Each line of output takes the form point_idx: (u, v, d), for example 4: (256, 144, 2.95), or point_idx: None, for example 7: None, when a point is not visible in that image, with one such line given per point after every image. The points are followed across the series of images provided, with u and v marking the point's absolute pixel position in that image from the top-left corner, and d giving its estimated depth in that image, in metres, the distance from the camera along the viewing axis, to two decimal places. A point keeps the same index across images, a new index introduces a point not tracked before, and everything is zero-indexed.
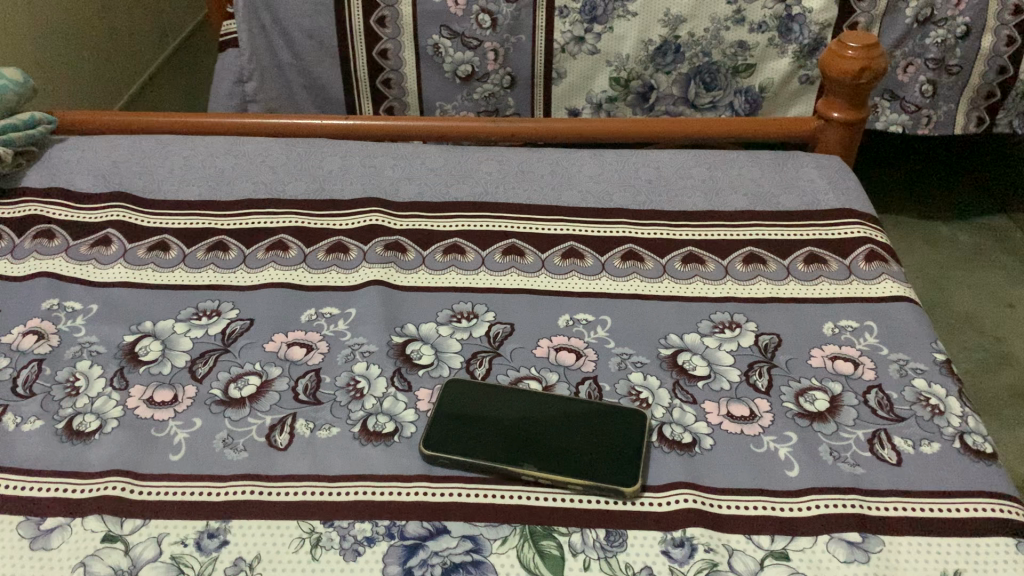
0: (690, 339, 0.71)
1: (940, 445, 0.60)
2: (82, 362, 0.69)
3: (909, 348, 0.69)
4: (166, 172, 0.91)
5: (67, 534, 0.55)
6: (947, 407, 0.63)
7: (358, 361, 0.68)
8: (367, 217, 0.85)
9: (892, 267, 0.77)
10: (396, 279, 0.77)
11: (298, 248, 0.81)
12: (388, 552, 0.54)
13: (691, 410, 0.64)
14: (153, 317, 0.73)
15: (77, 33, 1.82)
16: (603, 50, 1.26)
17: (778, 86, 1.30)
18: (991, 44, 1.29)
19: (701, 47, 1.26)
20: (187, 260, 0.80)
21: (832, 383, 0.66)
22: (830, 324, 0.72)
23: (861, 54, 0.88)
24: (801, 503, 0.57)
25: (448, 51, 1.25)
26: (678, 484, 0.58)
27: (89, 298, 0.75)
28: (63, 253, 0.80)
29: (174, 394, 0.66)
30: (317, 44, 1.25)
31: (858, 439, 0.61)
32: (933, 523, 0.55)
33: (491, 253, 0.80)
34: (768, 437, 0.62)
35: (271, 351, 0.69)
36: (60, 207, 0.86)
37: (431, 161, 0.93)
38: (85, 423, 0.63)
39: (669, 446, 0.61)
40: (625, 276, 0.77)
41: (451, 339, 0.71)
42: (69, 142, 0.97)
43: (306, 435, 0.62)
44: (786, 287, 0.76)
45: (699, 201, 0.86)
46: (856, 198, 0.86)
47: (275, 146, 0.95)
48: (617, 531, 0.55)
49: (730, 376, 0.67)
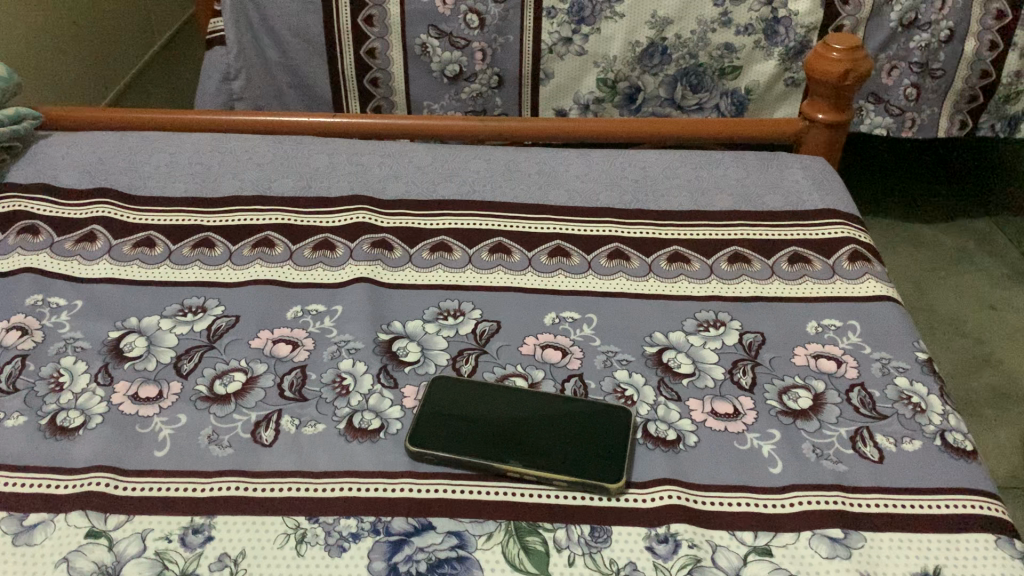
0: (675, 337, 0.71)
1: (922, 443, 0.61)
2: (66, 358, 0.68)
3: (892, 347, 0.70)
4: (152, 169, 0.91)
5: (50, 529, 0.55)
6: (929, 406, 0.64)
7: (344, 358, 0.68)
8: (353, 215, 0.85)
9: (875, 267, 0.78)
10: (383, 277, 0.78)
11: (285, 246, 0.81)
12: (373, 548, 0.54)
13: (676, 407, 0.64)
14: (137, 313, 0.73)
15: (64, 30, 1.81)
16: (590, 51, 1.26)
17: (764, 88, 1.31)
18: (974, 48, 1.30)
19: (687, 49, 1.27)
20: (173, 257, 0.79)
21: (815, 381, 0.67)
22: (814, 324, 0.72)
23: (844, 55, 0.89)
24: (784, 500, 0.57)
25: (436, 51, 1.25)
26: (662, 481, 0.59)
27: (73, 294, 0.75)
28: (47, 249, 0.80)
29: (159, 390, 0.65)
30: (304, 42, 1.25)
31: (841, 437, 0.62)
32: (914, 520, 0.55)
33: (477, 251, 0.80)
34: (752, 435, 0.62)
35: (257, 348, 0.69)
36: (45, 203, 0.86)
37: (418, 160, 0.93)
38: (69, 419, 0.63)
39: (654, 444, 0.62)
40: (610, 275, 0.78)
41: (437, 336, 0.71)
42: (54, 138, 0.96)
43: (291, 431, 0.62)
44: (771, 286, 0.76)
45: (685, 201, 0.87)
46: (840, 199, 0.87)
47: (261, 143, 0.95)
48: (602, 527, 0.55)
49: (714, 374, 0.67)
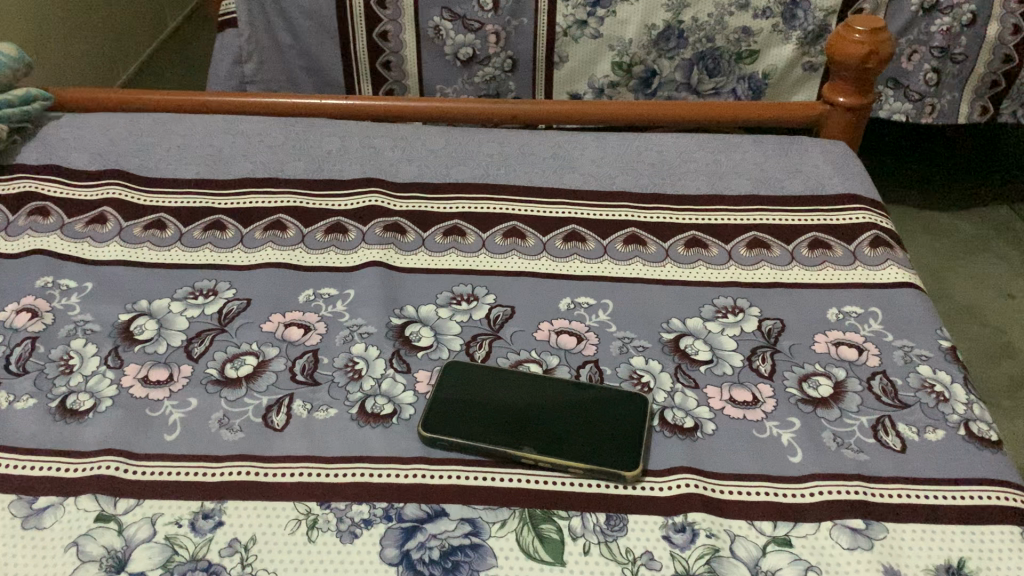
0: (692, 323, 0.70)
1: (945, 432, 0.60)
2: (76, 341, 0.68)
3: (915, 334, 0.68)
4: (163, 151, 0.90)
5: (59, 513, 0.54)
6: (952, 395, 0.63)
7: (356, 343, 0.67)
8: (366, 198, 0.83)
9: (898, 254, 0.76)
10: (396, 261, 0.76)
11: (297, 228, 0.80)
12: (385, 535, 0.53)
13: (693, 395, 0.63)
14: (148, 296, 0.72)
15: (74, 9, 1.80)
16: (606, 34, 1.24)
17: (782, 73, 1.29)
18: (996, 33, 1.28)
19: (704, 32, 1.25)
20: (185, 239, 0.79)
21: (835, 368, 0.65)
22: (834, 311, 0.71)
23: (867, 38, 0.86)
24: (804, 489, 0.56)
25: (449, 33, 1.23)
26: (679, 469, 0.58)
27: (83, 276, 0.74)
28: (57, 231, 0.79)
29: (169, 373, 0.65)
30: (317, 25, 1.24)
31: (862, 426, 0.61)
32: (938, 511, 0.54)
33: (491, 235, 0.79)
34: (771, 423, 0.61)
35: (268, 332, 0.68)
36: (56, 184, 0.85)
37: (431, 143, 0.92)
38: (79, 401, 0.62)
39: (671, 431, 0.60)
40: (626, 260, 0.76)
41: (450, 321, 0.70)
42: (65, 118, 0.95)
43: (302, 416, 0.61)
44: (790, 272, 0.75)
45: (703, 185, 0.85)
46: (861, 184, 0.85)
47: (273, 126, 0.94)
48: (618, 515, 0.55)
49: (732, 361, 0.66)
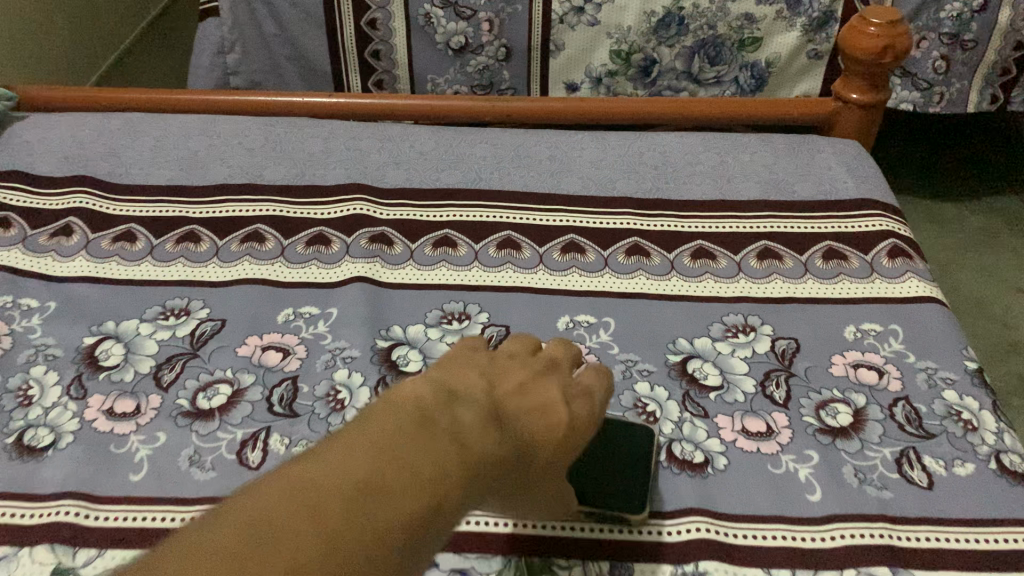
0: (700, 344, 0.65)
1: (975, 466, 0.55)
2: (36, 368, 0.63)
3: (939, 355, 0.63)
4: (136, 155, 0.84)
5: (12, 566, 0.49)
6: (981, 424, 0.58)
7: (339, 369, 0.62)
8: (351, 206, 0.78)
9: (917, 265, 0.72)
10: (382, 276, 0.71)
11: (276, 240, 0.75)
12: None
13: (703, 426, 0.59)
14: (116, 317, 0.67)
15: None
16: (603, 21, 1.19)
17: (786, 61, 1.23)
18: (1008, 19, 1.22)
19: (706, 19, 1.19)
20: (156, 252, 0.74)
21: (855, 394, 0.61)
22: (852, 329, 0.66)
23: (884, 31, 0.81)
24: (825, 533, 0.51)
25: (440, 22, 1.18)
26: (688, 510, 0.53)
27: (46, 295, 0.69)
28: (20, 244, 0.74)
29: (137, 405, 0.60)
30: (301, 14, 1.18)
31: (885, 459, 0.56)
32: (970, 557, 0.50)
33: (484, 246, 0.74)
34: (787, 457, 0.56)
35: (244, 357, 0.64)
36: (20, 192, 0.79)
37: (420, 145, 0.87)
38: (37, 437, 0.58)
39: (680, 467, 0.56)
40: (629, 273, 0.71)
41: (440, 343, 0.65)
42: (31, 119, 0.90)
43: (280, 452, 0.56)
44: (804, 286, 0.70)
45: (709, 189, 0.81)
46: (876, 187, 0.80)
47: (253, 126, 0.89)
48: (622, 565, 0.50)
49: (744, 388, 0.61)
